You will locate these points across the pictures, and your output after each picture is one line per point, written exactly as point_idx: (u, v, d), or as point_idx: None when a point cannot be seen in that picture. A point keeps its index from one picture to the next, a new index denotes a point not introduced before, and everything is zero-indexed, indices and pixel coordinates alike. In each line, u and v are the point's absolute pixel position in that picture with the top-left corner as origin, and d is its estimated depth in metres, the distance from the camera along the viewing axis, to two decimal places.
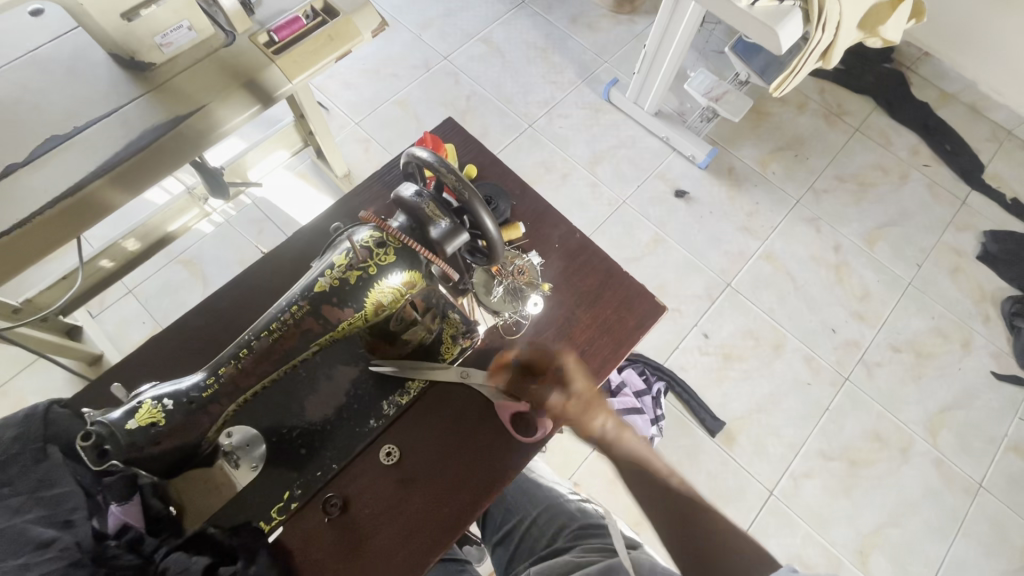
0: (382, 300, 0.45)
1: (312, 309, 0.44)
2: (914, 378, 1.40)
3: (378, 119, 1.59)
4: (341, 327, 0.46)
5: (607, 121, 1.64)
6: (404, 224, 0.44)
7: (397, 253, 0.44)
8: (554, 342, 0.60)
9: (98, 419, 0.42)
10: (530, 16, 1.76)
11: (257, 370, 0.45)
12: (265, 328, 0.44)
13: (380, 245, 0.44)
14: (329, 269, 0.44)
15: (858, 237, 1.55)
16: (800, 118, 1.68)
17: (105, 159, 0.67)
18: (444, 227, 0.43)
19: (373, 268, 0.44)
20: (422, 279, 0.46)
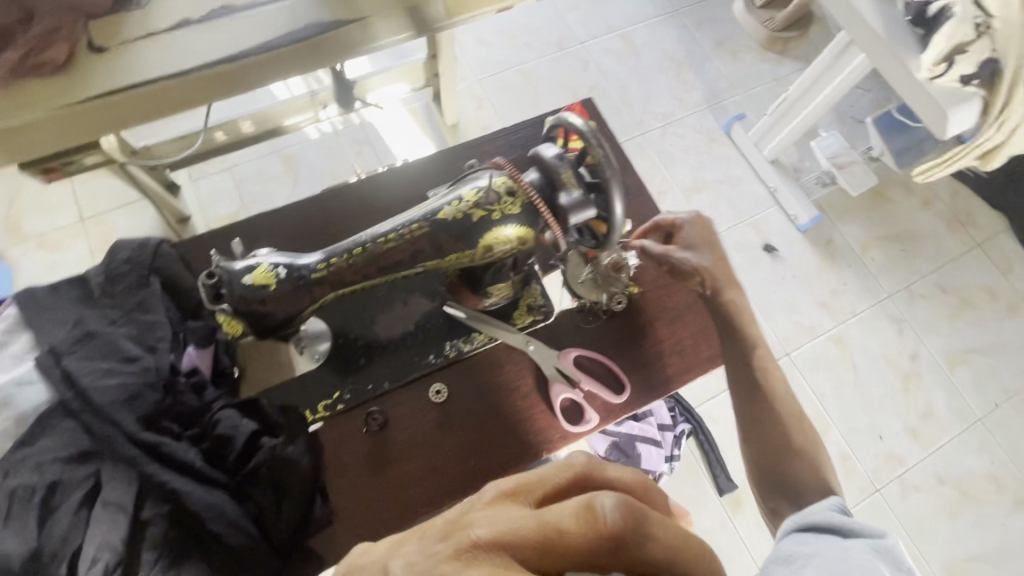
0: (493, 246, 0.46)
1: (430, 233, 0.46)
2: (951, 516, 1.31)
3: (498, 82, 1.60)
4: (447, 259, 0.47)
5: (720, 154, 1.59)
6: (537, 181, 0.45)
7: (523, 207, 0.45)
8: (624, 344, 0.59)
9: (222, 264, 0.46)
10: (677, 27, 1.72)
11: (362, 271, 0.47)
12: (382, 235, 0.46)
13: (509, 194, 0.45)
14: (453, 203, 0.45)
15: (940, 353, 1.45)
16: (921, 213, 1.57)
17: (268, 38, 0.70)
18: (575, 196, 0.44)
19: (496, 214, 0.45)
20: (534, 239, 0.47)
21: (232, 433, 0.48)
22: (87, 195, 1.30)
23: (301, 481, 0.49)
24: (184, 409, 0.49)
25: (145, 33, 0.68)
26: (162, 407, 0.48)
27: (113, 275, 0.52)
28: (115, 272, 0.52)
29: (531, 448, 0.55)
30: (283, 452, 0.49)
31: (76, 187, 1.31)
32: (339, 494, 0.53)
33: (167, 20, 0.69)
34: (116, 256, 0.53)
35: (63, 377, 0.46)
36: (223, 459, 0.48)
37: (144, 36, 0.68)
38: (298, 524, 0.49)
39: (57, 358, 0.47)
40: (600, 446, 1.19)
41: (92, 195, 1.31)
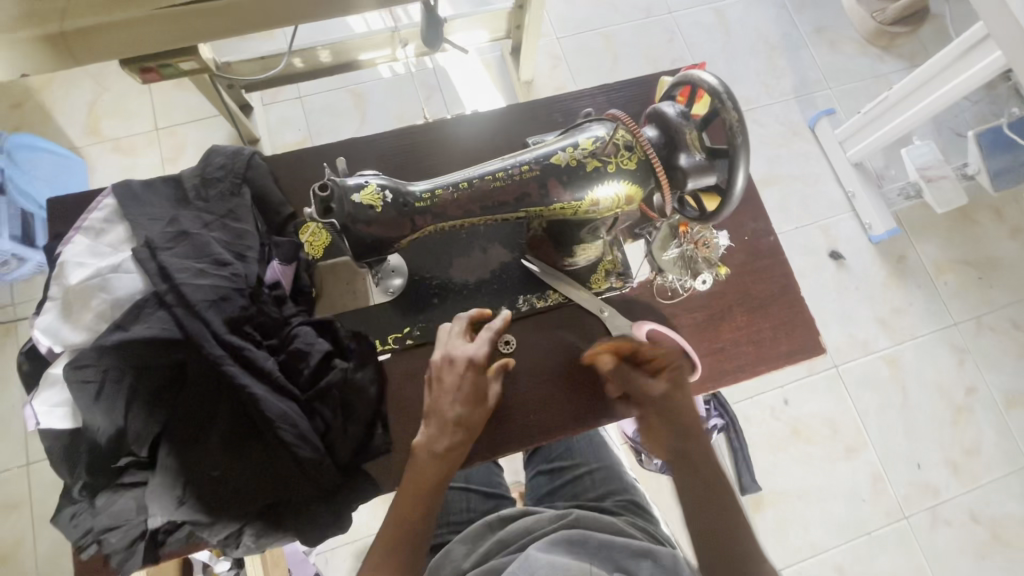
0: (598, 201, 0.48)
1: (541, 178, 0.47)
2: (977, 555, 1.26)
3: (577, 42, 1.54)
4: (550, 207, 0.49)
5: (799, 149, 1.51)
6: (656, 139, 0.46)
7: (638, 163, 0.46)
8: (701, 326, 0.58)
9: (335, 178, 0.46)
10: (776, 7, 1.61)
11: (466, 208, 0.48)
12: (492, 174, 0.48)
13: (627, 148, 0.46)
14: (567, 150, 0.47)
15: (999, 391, 1.37)
16: (1007, 242, 1.47)
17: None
18: (695, 160, 0.45)
19: (611, 166, 0.46)
20: (638, 198, 0.48)
21: (308, 350, 0.53)
22: (163, 106, 1.33)
23: (366, 405, 0.54)
24: (265, 319, 0.54)
25: None
26: (247, 314, 0.52)
27: (208, 179, 0.56)
28: (210, 176, 0.56)
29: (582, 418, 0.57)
30: (352, 377, 0.54)
31: (154, 96, 1.33)
32: (398, 422, 0.57)
33: None
34: (212, 161, 0.57)
35: (158, 270, 0.51)
36: (297, 372, 0.53)
37: None
38: (358, 448, 0.54)
39: (152, 252, 0.51)
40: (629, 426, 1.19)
41: (167, 107, 1.33)
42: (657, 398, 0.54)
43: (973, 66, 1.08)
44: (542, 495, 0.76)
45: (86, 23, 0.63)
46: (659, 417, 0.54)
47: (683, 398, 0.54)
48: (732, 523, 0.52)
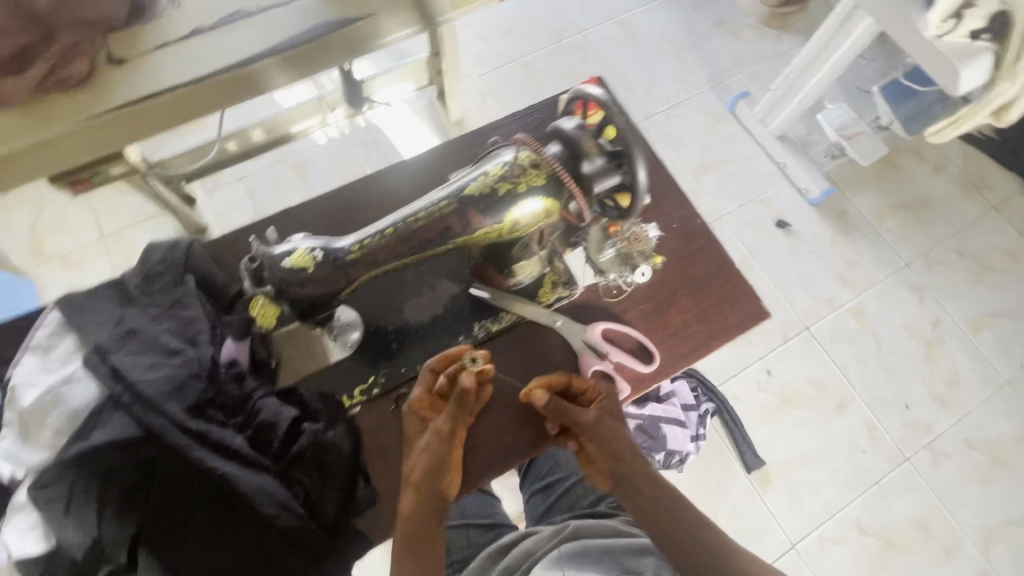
0: (518, 220, 0.50)
1: (458, 208, 0.49)
2: (983, 481, 1.29)
3: (499, 76, 1.61)
4: (476, 234, 0.51)
5: (725, 133, 1.59)
6: (559, 152, 0.50)
7: (547, 178, 0.49)
8: (650, 314, 0.61)
9: (263, 250, 0.49)
10: (675, 9, 1.72)
11: (395, 249, 0.50)
12: (414, 214, 0.50)
13: (534, 167, 0.49)
14: (475, 180, 0.50)
15: (963, 319, 1.43)
16: (934, 179, 1.56)
17: (283, 43, 0.71)
18: (597, 165, 0.48)
19: (521, 186, 0.49)
20: (558, 211, 0.51)
21: (274, 421, 0.54)
22: (106, 213, 1.33)
23: (343, 462, 0.54)
24: (227, 398, 0.54)
25: (163, 42, 0.68)
26: (207, 397, 0.53)
27: (150, 274, 0.57)
28: (151, 271, 0.57)
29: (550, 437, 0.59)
30: (324, 436, 0.54)
31: (95, 205, 1.33)
32: (375, 472, 0.57)
33: (178, 31, 0.69)
34: (150, 256, 0.57)
35: (110, 372, 0.51)
36: (268, 445, 0.54)
37: (164, 45, 0.68)
38: (342, 506, 0.54)
39: (103, 356, 0.51)
40: None
41: (110, 213, 1.33)
42: (593, 428, 0.55)
43: (852, 34, 1.17)
44: (540, 513, 0.76)
45: (9, 147, 0.65)
46: (595, 447, 0.56)
47: (614, 427, 0.56)
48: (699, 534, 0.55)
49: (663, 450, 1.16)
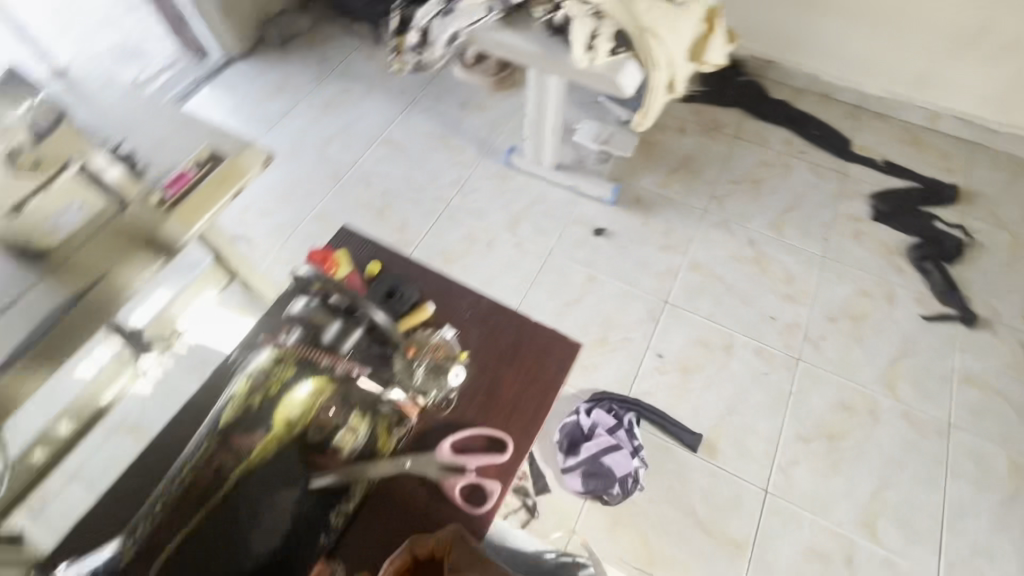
0: (291, 414, 0.58)
1: (222, 442, 0.57)
2: (858, 341, 1.47)
3: (301, 238, 1.65)
4: (255, 452, 0.57)
5: (516, 184, 1.76)
6: (301, 337, 0.62)
7: (294, 370, 0.60)
8: (486, 402, 0.65)
9: None
10: (423, 112, 1.94)
11: (181, 505, 0.56)
12: (185, 466, 0.57)
13: (279, 366, 0.60)
14: (234, 397, 0.59)
15: (766, 228, 1.68)
16: (684, 139, 1.88)
17: (20, 344, 0.70)
18: (335, 329, 0.62)
19: (275, 390, 0.58)
20: (325, 383, 0.60)
21: None
22: None
23: None
24: None
25: None
26: None
27: None
28: None
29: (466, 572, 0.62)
30: None
31: None
32: None
33: None
34: None
35: None
36: None
37: None
38: None
39: None
40: (575, 483, 1.24)
41: None
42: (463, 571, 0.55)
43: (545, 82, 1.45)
44: None
45: None
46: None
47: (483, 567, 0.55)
48: None
49: (615, 482, 1.23)
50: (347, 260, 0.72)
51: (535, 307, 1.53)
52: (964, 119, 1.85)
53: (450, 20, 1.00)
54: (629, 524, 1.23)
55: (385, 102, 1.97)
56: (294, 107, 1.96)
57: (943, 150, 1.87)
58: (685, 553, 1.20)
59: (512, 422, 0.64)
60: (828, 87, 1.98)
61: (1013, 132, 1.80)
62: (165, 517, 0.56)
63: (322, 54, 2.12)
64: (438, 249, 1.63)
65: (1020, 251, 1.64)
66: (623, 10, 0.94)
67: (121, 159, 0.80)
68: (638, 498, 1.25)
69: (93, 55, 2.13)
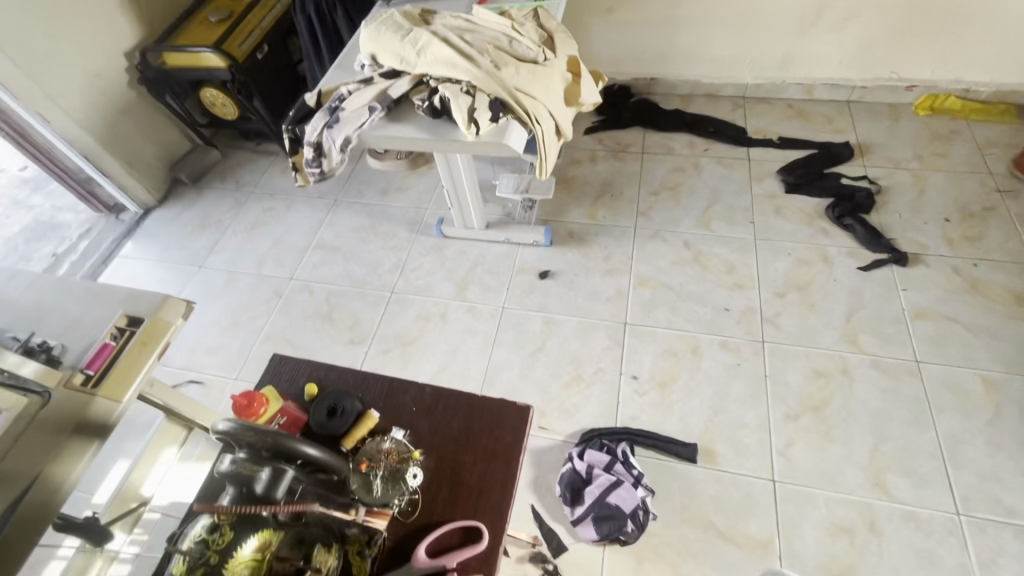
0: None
1: None
2: (811, 307, 1.53)
3: (255, 364, 1.62)
4: None
5: (454, 252, 1.80)
6: (233, 495, 0.49)
7: (233, 529, 0.47)
8: (451, 495, 0.60)
9: None
10: (348, 209, 1.98)
11: None
12: None
13: (214, 532, 0.46)
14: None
15: (696, 227, 1.76)
16: (598, 167, 1.98)
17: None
18: (265, 477, 0.49)
19: (215, 557, 0.45)
20: (275, 532, 0.47)
21: None
22: None
23: None
24: None
25: None
26: None
27: None
28: None
29: None
30: None
31: None
32: None
33: None
34: None
35: None
36: None
37: None
38: None
39: None
40: (589, 532, 1.20)
41: None
42: None
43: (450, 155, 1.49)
44: None
45: None
46: None
47: None
48: None
49: (627, 518, 1.19)
50: (275, 393, 0.65)
51: (503, 365, 1.52)
52: (834, 85, 2.02)
53: (338, 129, 1.05)
54: (654, 557, 1.19)
55: (310, 209, 2.00)
56: (221, 238, 1.97)
57: (827, 115, 2.02)
58: (717, 570, 1.17)
59: (482, 507, 0.59)
60: (710, 87, 2.14)
61: (878, 84, 1.97)
62: None
63: (238, 180, 2.16)
64: (394, 335, 1.63)
65: (922, 185, 1.76)
66: (493, 81, 1.02)
67: (34, 352, 0.78)
68: (654, 528, 1.22)
69: (7, 241, 2.11)
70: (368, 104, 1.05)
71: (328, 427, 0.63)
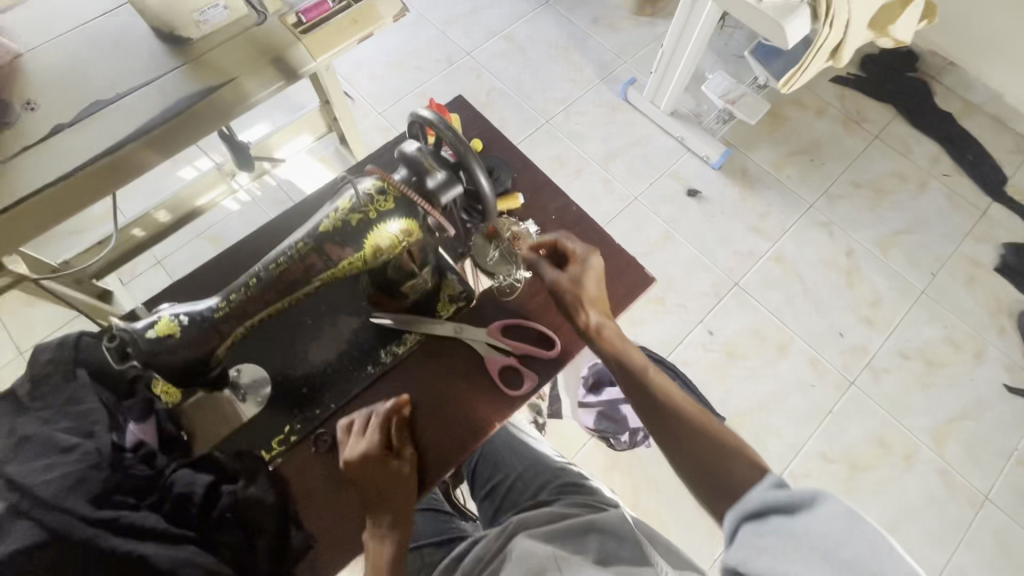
0: (380, 243, 0.53)
1: (315, 247, 0.52)
2: (923, 386, 1.38)
3: (399, 111, 1.66)
4: (340, 266, 0.54)
5: (624, 119, 1.68)
6: (405, 176, 0.52)
7: (396, 202, 0.52)
8: (546, 303, 0.65)
9: (124, 327, 0.51)
10: (553, 16, 1.84)
11: (263, 298, 0.53)
12: (273, 262, 0.53)
13: (381, 193, 0.52)
14: (334, 208, 0.52)
15: (872, 243, 1.55)
16: (818, 123, 1.71)
17: (130, 131, 0.73)
18: (440, 178, 0.51)
19: (373, 213, 0.52)
20: (418, 228, 0.53)
21: (190, 490, 0.51)
22: (19, 327, 1.27)
23: (268, 517, 0.53)
24: (136, 480, 0.49)
25: (23, 146, 0.71)
26: (113, 483, 0.48)
27: (37, 377, 0.51)
28: (39, 373, 0.51)
29: (473, 433, 0.60)
30: (245, 494, 0.53)
31: (6, 322, 1.26)
32: (309, 517, 0.56)
33: (45, 126, 0.72)
34: (37, 358, 0.52)
35: (7, 485, 0.45)
36: (188, 516, 0.50)
37: (24, 150, 0.71)
38: (275, 554, 0.53)
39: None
40: (587, 420, 1.24)
41: (24, 326, 1.27)
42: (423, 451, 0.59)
43: (699, 19, 1.33)
44: (493, 514, 0.79)
45: None
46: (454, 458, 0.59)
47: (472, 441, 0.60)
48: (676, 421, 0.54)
49: (626, 430, 1.21)
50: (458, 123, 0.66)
51: None
52: None
53: None
54: (625, 470, 1.28)
55: None
56: None
57: None
58: (668, 516, 1.24)
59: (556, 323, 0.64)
60: (1007, 110, 1.72)
61: None
62: (245, 300, 0.52)
63: None
64: None
65: None
66: None
67: None
68: (640, 452, 1.28)
69: None
70: None
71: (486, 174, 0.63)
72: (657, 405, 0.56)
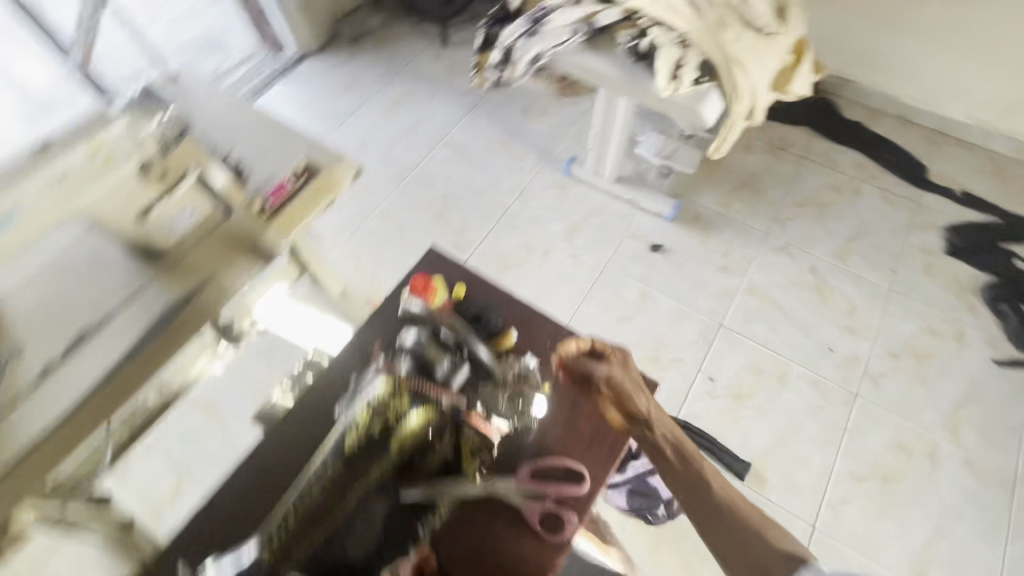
0: (406, 436, 0.65)
1: (342, 463, 0.66)
2: (921, 381, 1.42)
3: (362, 235, 1.71)
4: (379, 465, 0.66)
5: (574, 194, 1.78)
6: (411, 365, 0.68)
7: (410, 398, 0.65)
8: (564, 435, 0.71)
9: None
10: (486, 116, 1.97)
11: (300, 530, 0.63)
12: (324, 472, 0.66)
13: (394, 395, 0.65)
14: (356, 423, 0.66)
15: (831, 255, 1.64)
16: (749, 157, 1.84)
17: (119, 356, 0.74)
18: (446, 361, 0.68)
19: (392, 414, 0.65)
20: (433, 413, 0.65)
21: None
22: None
23: None
24: None
25: (12, 397, 0.70)
26: None
27: None
28: None
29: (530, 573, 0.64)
30: None
31: None
32: None
33: (29, 372, 0.72)
34: None
35: None
36: None
37: (14, 400, 0.70)
38: None
39: None
40: (619, 500, 1.24)
41: None
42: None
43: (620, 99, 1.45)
44: None
45: None
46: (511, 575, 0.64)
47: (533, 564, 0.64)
48: (715, 499, 0.69)
49: (660, 503, 1.22)
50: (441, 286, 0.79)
51: (587, 319, 1.54)
52: None
53: (535, 42, 1.03)
54: (670, 543, 1.24)
55: (449, 104, 2.01)
56: (363, 106, 2.03)
57: None
58: None
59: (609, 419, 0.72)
60: (906, 109, 1.89)
61: None
62: (297, 526, 0.63)
63: (391, 53, 2.18)
64: (495, 254, 1.66)
65: None
66: (711, 44, 0.95)
67: (229, 169, 0.86)
68: (680, 520, 1.26)
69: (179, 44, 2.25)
70: (572, 25, 1.02)
71: (455, 338, 0.71)
72: (697, 486, 0.70)
